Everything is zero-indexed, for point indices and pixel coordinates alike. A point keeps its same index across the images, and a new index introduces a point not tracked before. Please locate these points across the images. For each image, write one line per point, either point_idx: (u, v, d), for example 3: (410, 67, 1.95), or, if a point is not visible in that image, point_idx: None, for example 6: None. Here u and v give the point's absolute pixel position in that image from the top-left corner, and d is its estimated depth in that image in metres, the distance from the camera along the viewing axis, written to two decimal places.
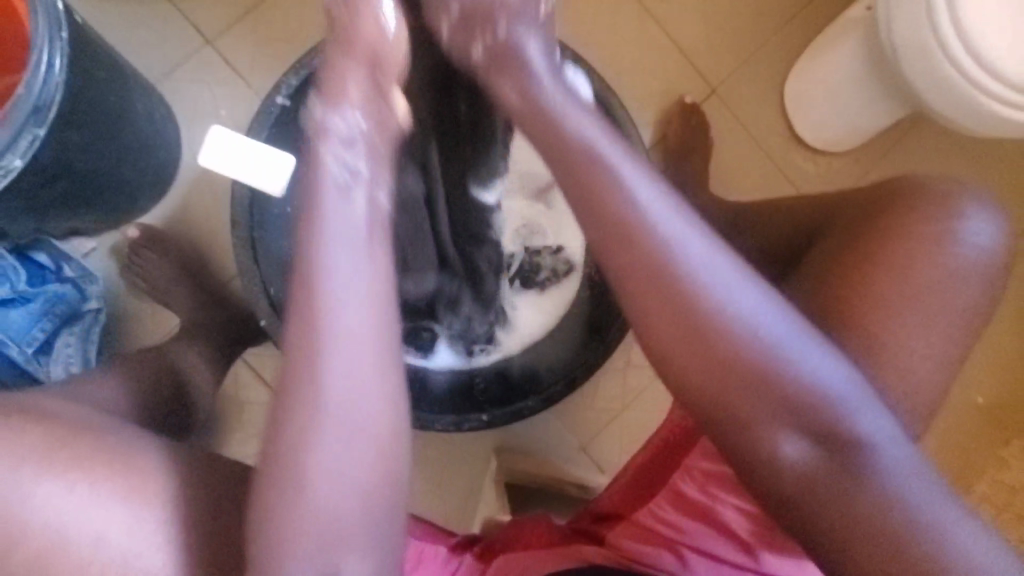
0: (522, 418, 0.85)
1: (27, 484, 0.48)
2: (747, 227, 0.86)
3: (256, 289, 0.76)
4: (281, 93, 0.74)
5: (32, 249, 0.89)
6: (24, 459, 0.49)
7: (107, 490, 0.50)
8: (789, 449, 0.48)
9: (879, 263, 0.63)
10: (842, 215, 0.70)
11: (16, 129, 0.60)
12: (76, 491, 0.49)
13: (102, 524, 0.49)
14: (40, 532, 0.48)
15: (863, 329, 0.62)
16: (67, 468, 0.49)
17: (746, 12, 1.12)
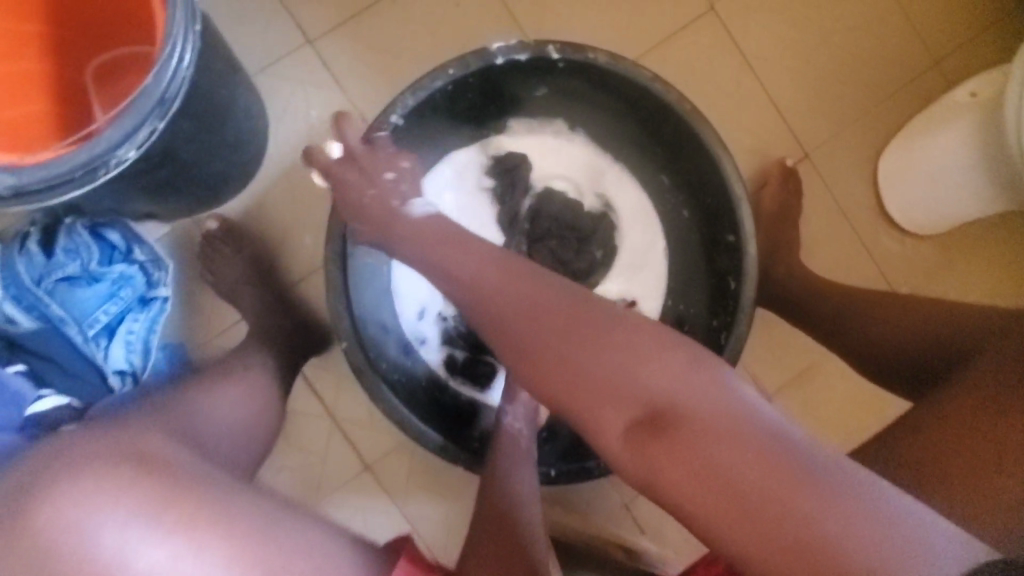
0: (591, 477, 0.78)
1: (135, 542, 0.50)
2: (868, 322, 0.80)
3: (337, 307, 0.71)
4: (396, 112, 0.73)
5: (106, 227, 0.87)
6: (134, 513, 0.51)
7: (208, 559, 0.51)
8: (615, 424, 0.50)
9: None
10: (1004, 334, 0.64)
11: (136, 119, 0.58)
12: (183, 556, 0.51)
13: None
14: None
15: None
16: (174, 528, 0.51)
17: (849, 81, 1.09)
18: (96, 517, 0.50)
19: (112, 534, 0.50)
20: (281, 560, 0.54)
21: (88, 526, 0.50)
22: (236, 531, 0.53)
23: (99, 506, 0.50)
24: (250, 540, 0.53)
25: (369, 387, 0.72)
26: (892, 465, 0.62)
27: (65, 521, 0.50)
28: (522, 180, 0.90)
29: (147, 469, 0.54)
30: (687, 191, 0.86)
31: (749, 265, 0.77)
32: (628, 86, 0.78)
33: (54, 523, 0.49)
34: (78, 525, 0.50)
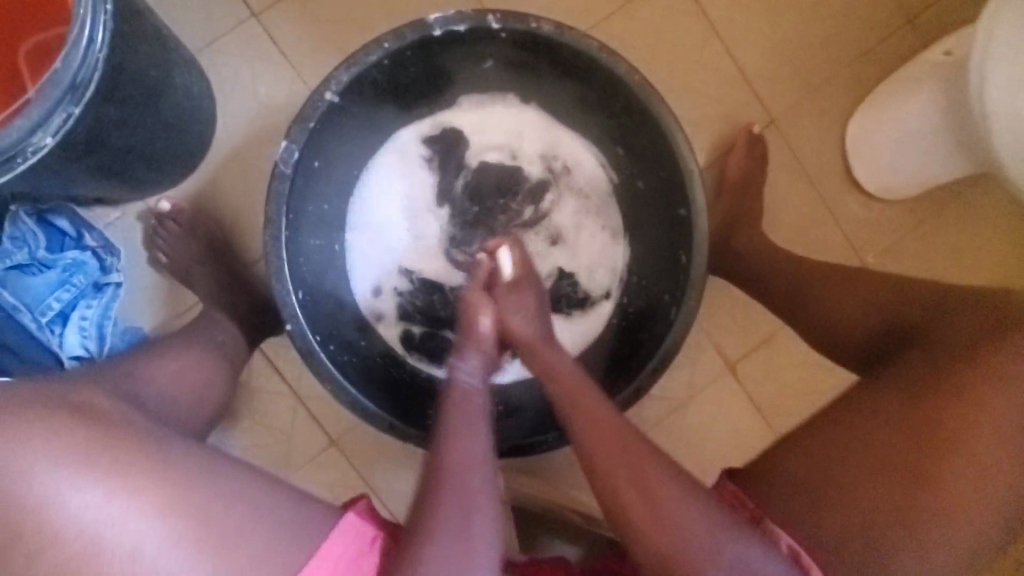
0: (540, 451, 0.80)
1: (66, 488, 0.48)
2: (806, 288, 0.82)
3: (280, 290, 0.71)
4: (331, 89, 0.69)
5: (54, 215, 0.87)
6: (62, 464, 0.48)
7: (143, 501, 0.49)
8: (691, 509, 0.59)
9: (992, 384, 0.59)
10: (938, 317, 0.66)
11: (49, 105, 0.57)
12: (113, 500, 0.48)
13: (139, 536, 0.48)
14: (77, 539, 0.47)
15: (962, 458, 0.59)
16: (105, 475, 0.49)
17: (819, 42, 1.06)
18: (25, 465, 0.48)
19: (40, 486, 0.47)
20: (223, 506, 0.51)
21: (19, 471, 0.47)
22: (168, 484, 0.50)
23: (23, 456, 0.48)
24: (189, 488, 0.50)
25: (316, 369, 0.72)
26: (826, 437, 0.65)
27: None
28: (456, 148, 0.91)
29: (80, 417, 0.51)
30: (640, 161, 0.84)
31: (699, 238, 0.75)
32: (573, 56, 0.75)
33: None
34: (8, 471, 0.47)
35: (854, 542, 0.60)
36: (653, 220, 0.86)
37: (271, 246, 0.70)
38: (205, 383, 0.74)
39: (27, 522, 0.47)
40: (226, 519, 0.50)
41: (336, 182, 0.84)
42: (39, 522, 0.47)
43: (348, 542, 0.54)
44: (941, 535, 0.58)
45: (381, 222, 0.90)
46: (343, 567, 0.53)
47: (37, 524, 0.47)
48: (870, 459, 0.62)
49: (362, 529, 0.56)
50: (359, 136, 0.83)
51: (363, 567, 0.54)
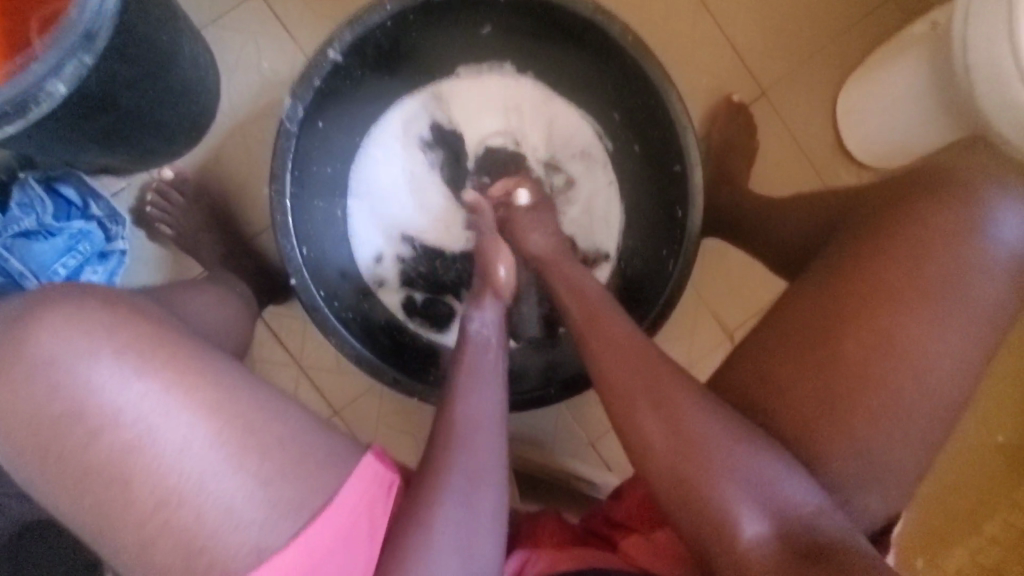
0: (543, 404, 0.81)
1: (128, 378, 0.51)
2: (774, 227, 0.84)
3: (285, 244, 0.72)
4: (335, 47, 0.71)
5: (61, 182, 0.88)
6: (127, 354, 0.52)
7: (195, 398, 0.52)
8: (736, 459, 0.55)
9: (889, 254, 0.61)
10: (860, 208, 0.67)
11: (64, 53, 0.60)
12: (171, 392, 0.52)
13: (189, 431, 0.51)
14: (132, 426, 0.50)
15: (864, 325, 0.60)
16: (164, 371, 0.52)
17: (808, 17, 1.09)
18: (92, 353, 0.51)
19: (107, 371, 0.51)
20: (263, 416, 0.54)
21: (87, 357, 0.51)
22: (213, 389, 0.53)
23: (92, 343, 0.51)
24: (238, 395, 0.54)
25: (320, 322, 0.74)
26: (759, 342, 0.65)
27: (59, 349, 0.51)
28: (454, 115, 0.93)
29: (141, 317, 0.55)
30: (636, 124, 0.86)
31: (695, 192, 0.77)
32: (569, 18, 0.78)
33: (53, 348, 0.51)
34: (77, 355, 0.51)
35: (792, 430, 0.60)
36: (650, 182, 0.88)
37: (277, 201, 0.71)
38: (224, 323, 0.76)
39: (90, 403, 0.50)
40: (266, 433, 0.53)
41: (339, 147, 0.86)
42: (100, 404, 0.50)
43: (372, 484, 0.56)
44: (857, 414, 0.59)
45: (382, 190, 0.92)
46: (370, 500, 0.55)
47: (98, 406, 0.50)
48: (787, 349, 0.62)
49: (379, 471, 0.57)
50: (362, 102, 0.85)
51: (382, 506, 0.56)
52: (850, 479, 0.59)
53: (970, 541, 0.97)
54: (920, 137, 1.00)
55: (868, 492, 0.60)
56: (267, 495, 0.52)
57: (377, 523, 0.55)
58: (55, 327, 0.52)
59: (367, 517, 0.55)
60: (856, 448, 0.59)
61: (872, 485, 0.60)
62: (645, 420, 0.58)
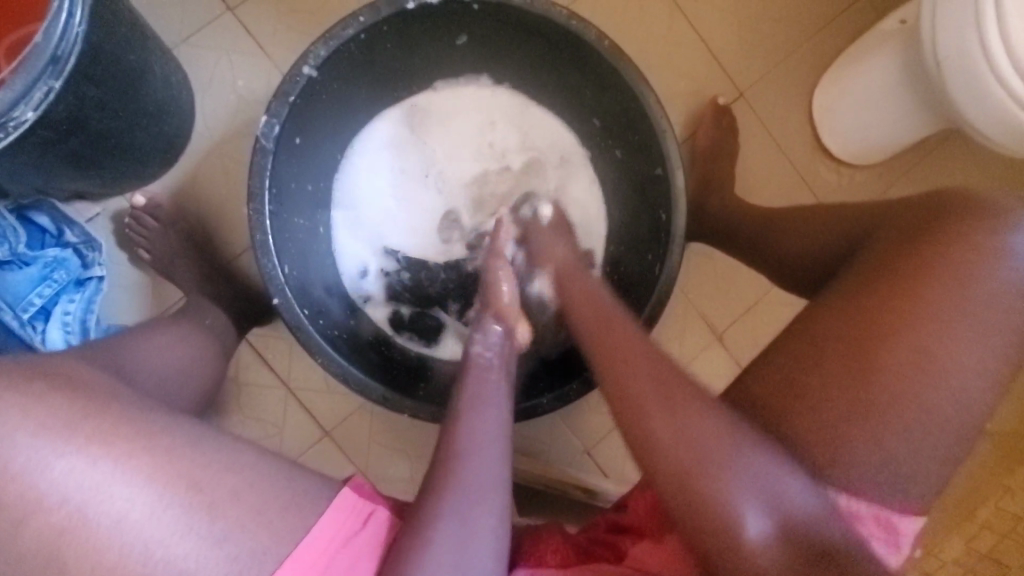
0: (537, 416, 0.79)
1: (48, 458, 0.46)
2: (776, 240, 0.87)
3: (266, 265, 0.71)
4: (309, 63, 0.71)
5: (34, 211, 0.86)
6: (47, 428, 0.47)
7: (127, 467, 0.47)
8: (757, 527, 0.57)
9: (923, 276, 0.63)
10: (888, 228, 0.70)
11: (29, 81, 0.58)
12: (98, 466, 0.46)
13: (124, 500, 0.46)
14: (61, 507, 0.46)
15: (899, 340, 0.62)
16: (89, 441, 0.47)
17: (780, 19, 1.10)
18: (6, 437, 0.46)
19: (27, 451, 0.46)
20: (205, 474, 0.49)
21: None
22: (155, 449, 0.48)
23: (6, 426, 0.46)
24: (175, 455, 0.49)
25: (306, 342, 0.72)
26: (790, 355, 0.67)
27: None
28: (433, 127, 0.93)
29: (66, 385, 0.50)
30: (614, 132, 0.87)
31: (677, 196, 0.78)
32: (545, 26, 0.78)
33: None
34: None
35: (826, 443, 0.62)
36: (634, 189, 0.88)
37: (255, 220, 0.70)
38: (201, 353, 0.74)
39: (10, 490, 0.45)
40: (236, 472, 0.51)
41: (319, 164, 0.85)
42: (23, 489, 0.45)
43: (339, 521, 0.53)
44: (878, 425, 0.61)
45: (367, 204, 0.92)
46: (338, 543, 0.52)
47: (21, 491, 0.45)
48: (816, 360, 0.65)
49: (356, 505, 0.54)
50: (338, 119, 0.84)
51: (355, 541, 0.53)
52: (883, 497, 0.61)
53: (966, 528, 0.97)
54: (896, 129, 1.02)
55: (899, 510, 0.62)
56: (224, 550, 0.48)
57: (354, 564, 0.52)
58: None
59: (339, 555, 0.52)
60: (887, 463, 0.61)
61: (906, 504, 0.62)
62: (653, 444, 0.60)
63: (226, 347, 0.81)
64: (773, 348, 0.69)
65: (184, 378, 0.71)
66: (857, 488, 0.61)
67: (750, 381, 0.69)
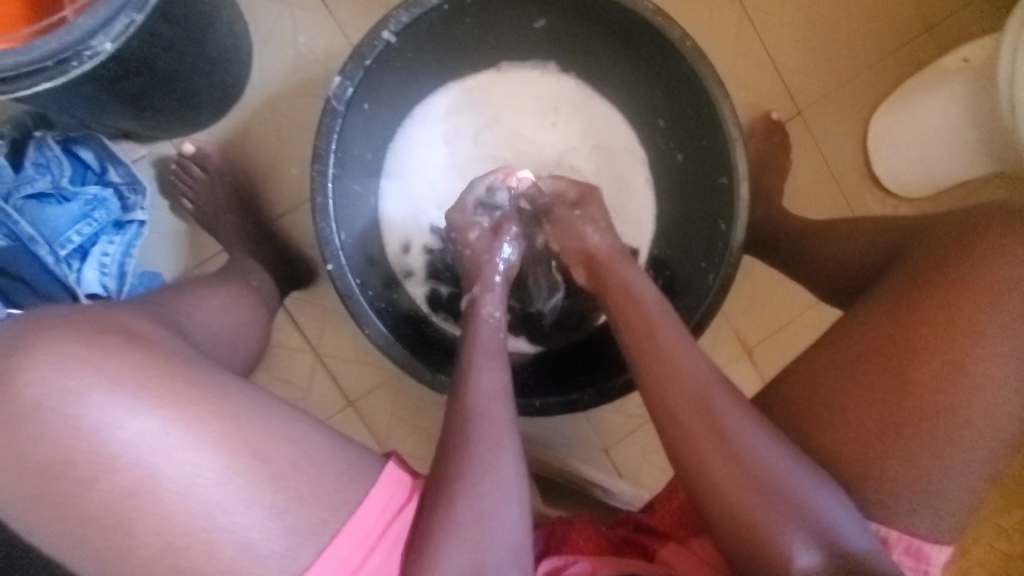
0: (576, 410, 0.77)
1: (123, 417, 0.44)
2: (813, 247, 0.86)
3: (324, 228, 0.70)
4: (389, 28, 0.69)
5: (79, 144, 0.84)
6: (121, 384, 0.45)
7: (198, 433, 0.46)
8: (805, 558, 0.55)
9: (961, 288, 0.62)
10: (925, 236, 0.69)
11: (113, 8, 0.55)
12: (173, 428, 0.45)
13: (191, 467, 0.45)
14: (131, 469, 0.44)
15: (931, 352, 0.62)
16: (162, 401, 0.46)
17: (847, 40, 1.09)
18: (81, 391, 0.44)
19: (100, 408, 0.44)
20: (275, 444, 0.48)
21: (73, 395, 0.44)
22: (227, 407, 0.48)
23: (81, 380, 0.44)
24: (243, 422, 0.48)
25: (355, 311, 0.72)
26: (822, 366, 0.66)
27: (43, 394, 0.44)
28: (494, 107, 0.91)
29: (134, 339, 0.49)
30: (680, 134, 0.85)
31: (740, 207, 0.77)
32: (628, 19, 0.76)
33: (46, 372, 0.44)
34: (63, 394, 0.44)
35: (857, 457, 0.62)
36: (691, 194, 0.87)
37: (319, 181, 0.69)
38: (252, 317, 0.73)
39: (82, 446, 0.44)
40: (296, 440, 0.50)
41: (378, 133, 0.83)
42: (95, 446, 0.44)
43: (388, 494, 0.52)
44: (910, 440, 0.61)
45: (419, 177, 0.90)
46: (388, 513, 0.52)
47: (94, 450, 0.44)
48: (846, 372, 0.65)
49: (402, 478, 0.54)
50: (404, 88, 0.82)
51: (405, 517, 0.53)
52: (914, 505, 0.62)
53: (961, 565, 0.99)
54: (943, 166, 1.03)
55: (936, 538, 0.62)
56: (286, 522, 0.47)
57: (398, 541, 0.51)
58: (35, 361, 0.45)
59: (389, 525, 0.52)
60: (918, 478, 0.61)
61: (938, 530, 0.62)
62: (688, 442, 0.59)
63: (269, 310, 0.80)
64: (805, 358, 0.69)
65: (232, 339, 0.69)
66: (885, 497, 0.61)
67: (782, 392, 0.69)
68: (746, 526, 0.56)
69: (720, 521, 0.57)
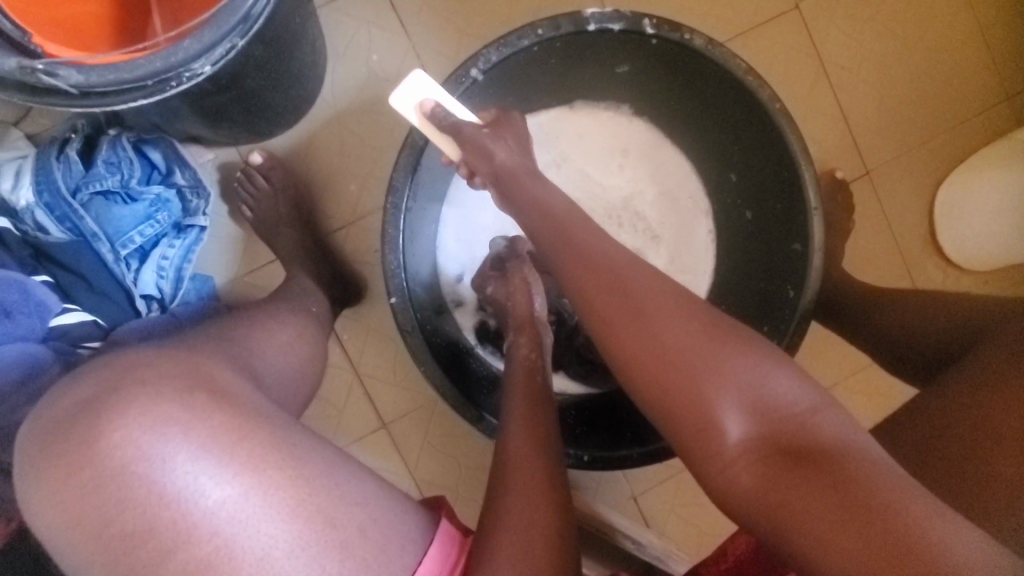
0: (621, 468, 0.76)
1: (206, 485, 0.44)
2: (886, 312, 0.82)
3: (391, 260, 0.69)
4: (478, 67, 0.68)
5: (149, 146, 0.83)
6: (206, 445, 0.45)
7: (274, 501, 0.45)
8: (733, 425, 0.51)
9: None
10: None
11: (216, 33, 0.54)
12: (251, 496, 0.45)
13: (266, 539, 0.44)
14: (209, 540, 0.44)
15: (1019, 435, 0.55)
16: (243, 467, 0.45)
17: (923, 105, 1.07)
18: (165, 457, 0.44)
19: (187, 473, 0.44)
20: (342, 508, 0.48)
21: (161, 464, 0.44)
22: (304, 474, 0.47)
23: (167, 441, 0.44)
24: (316, 487, 0.47)
25: (412, 345, 0.71)
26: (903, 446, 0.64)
27: (129, 458, 0.44)
28: (560, 143, 0.90)
29: (207, 392, 0.48)
30: (753, 192, 0.83)
31: (811, 275, 0.75)
32: (716, 75, 0.74)
33: (128, 433, 0.44)
34: (150, 461, 0.44)
35: None
36: (753, 253, 0.86)
37: (392, 214, 0.68)
38: (312, 344, 0.73)
39: (163, 517, 0.43)
40: (364, 502, 0.49)
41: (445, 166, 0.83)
42: (176, 516, 0.43)
43: (443, 551, 0.52)
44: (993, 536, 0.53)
45: (478, 208, 0.90)
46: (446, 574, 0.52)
47: (174, 520, 0.43)
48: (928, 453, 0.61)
49: (452, 533, 0.54)
50: None
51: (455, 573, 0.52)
52: None
53: None
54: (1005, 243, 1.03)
55: None
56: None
57: None
58: (122, 422, 0.44)
59: None
60: None
61: None
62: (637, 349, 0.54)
63: (324, 334, 0.79)
64: (892, 432, 0.66)
65: (287, 365, 0.68)
66: None
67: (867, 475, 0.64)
68: (693, 429, 0.52)
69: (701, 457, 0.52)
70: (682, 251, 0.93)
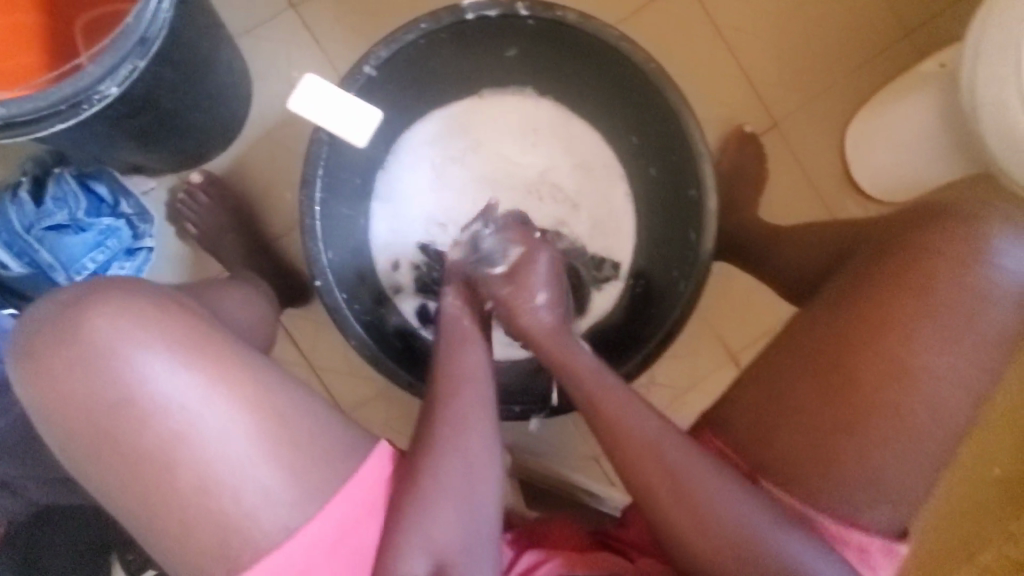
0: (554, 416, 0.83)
1: (173, 369, 0.53)
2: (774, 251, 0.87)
3: (312, 248, 0.75)
4: (369, 63, 0.75)
5: (93, 179, 0.90)
6: (169, 342, 0.53)
7: (234, 392, 0.54)
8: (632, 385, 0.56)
9: (897, 286, 0.63)
10: (871, 238, 0.69)
11: (117, 56, 0.61)
12: (213, 383, 0.53)
13: (225, 422, 0.53)
14: (177, 415, 0.52)
15: (867, 350, 0.62)
16: (203, 361, 0.54)
17: (820, 54, 1.13)
18: (138, 348, 0.53)
19: (157, 362, 0.52)
20: (288, 408, 0.55)
21: (132, 353, 0.52)
22: (255, 373, 0.55)
23: (141, 336, 0.53)
24: (266, 385, 0.55)
25: (341, 324, 0.76)
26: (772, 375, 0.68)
27: (110, 343, 0.52)
28: (473, 129, 0.96)
29: (173, 305, 0.56)
30: (654, 150, 0.89)
31: (707, 217, 0.80)
32: (593, 43, 0.81)
33: (105, 331, 0.53)
34: (125, 351, 0.52)
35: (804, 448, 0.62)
36: (664, 205, 0.91)
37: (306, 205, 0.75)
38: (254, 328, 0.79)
39: (139, 394, 0.52)
40: (304, 403, 0.57)
41: (364, 162, 0.89)
42: (150, 395, 0.52)
43: (380, 468, 0.58)
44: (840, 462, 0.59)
45: (406, 199, 0.96)
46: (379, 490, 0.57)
47: (148, 398, 0.52)
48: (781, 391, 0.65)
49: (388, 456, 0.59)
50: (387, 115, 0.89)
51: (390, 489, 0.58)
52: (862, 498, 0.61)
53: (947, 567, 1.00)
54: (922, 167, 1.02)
55: (881, 509, 0.60)
56: (297, 476, 0.54)
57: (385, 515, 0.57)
58: (100, 322, 0.53)
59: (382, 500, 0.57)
60: (869, 475, 0.61)
61: (884, 503, 0.60)
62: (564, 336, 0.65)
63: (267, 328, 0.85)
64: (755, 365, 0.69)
65: None
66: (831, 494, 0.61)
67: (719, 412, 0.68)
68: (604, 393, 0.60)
69: (644, 491, 0.61)
70: (606, 217, 0.98)
